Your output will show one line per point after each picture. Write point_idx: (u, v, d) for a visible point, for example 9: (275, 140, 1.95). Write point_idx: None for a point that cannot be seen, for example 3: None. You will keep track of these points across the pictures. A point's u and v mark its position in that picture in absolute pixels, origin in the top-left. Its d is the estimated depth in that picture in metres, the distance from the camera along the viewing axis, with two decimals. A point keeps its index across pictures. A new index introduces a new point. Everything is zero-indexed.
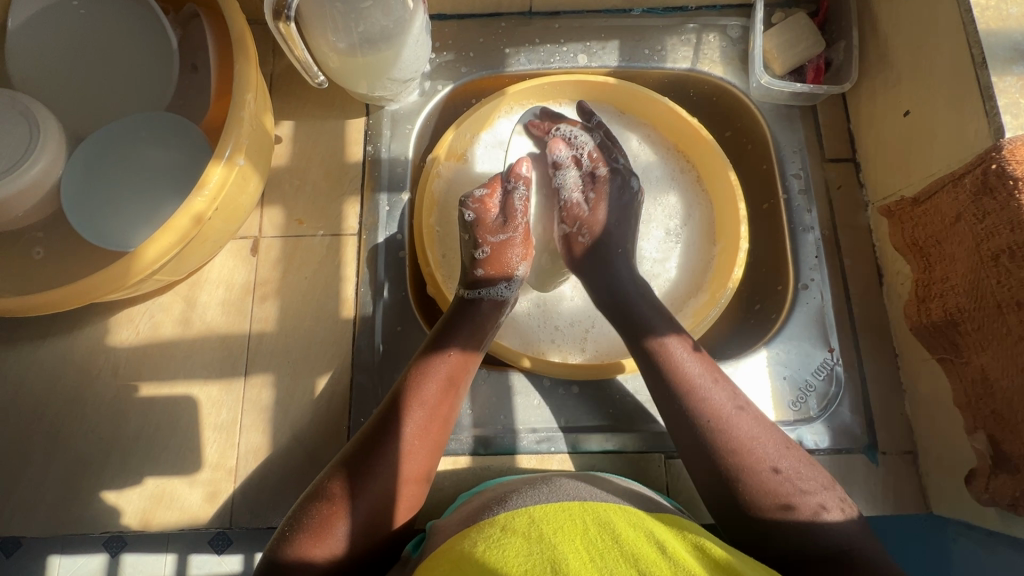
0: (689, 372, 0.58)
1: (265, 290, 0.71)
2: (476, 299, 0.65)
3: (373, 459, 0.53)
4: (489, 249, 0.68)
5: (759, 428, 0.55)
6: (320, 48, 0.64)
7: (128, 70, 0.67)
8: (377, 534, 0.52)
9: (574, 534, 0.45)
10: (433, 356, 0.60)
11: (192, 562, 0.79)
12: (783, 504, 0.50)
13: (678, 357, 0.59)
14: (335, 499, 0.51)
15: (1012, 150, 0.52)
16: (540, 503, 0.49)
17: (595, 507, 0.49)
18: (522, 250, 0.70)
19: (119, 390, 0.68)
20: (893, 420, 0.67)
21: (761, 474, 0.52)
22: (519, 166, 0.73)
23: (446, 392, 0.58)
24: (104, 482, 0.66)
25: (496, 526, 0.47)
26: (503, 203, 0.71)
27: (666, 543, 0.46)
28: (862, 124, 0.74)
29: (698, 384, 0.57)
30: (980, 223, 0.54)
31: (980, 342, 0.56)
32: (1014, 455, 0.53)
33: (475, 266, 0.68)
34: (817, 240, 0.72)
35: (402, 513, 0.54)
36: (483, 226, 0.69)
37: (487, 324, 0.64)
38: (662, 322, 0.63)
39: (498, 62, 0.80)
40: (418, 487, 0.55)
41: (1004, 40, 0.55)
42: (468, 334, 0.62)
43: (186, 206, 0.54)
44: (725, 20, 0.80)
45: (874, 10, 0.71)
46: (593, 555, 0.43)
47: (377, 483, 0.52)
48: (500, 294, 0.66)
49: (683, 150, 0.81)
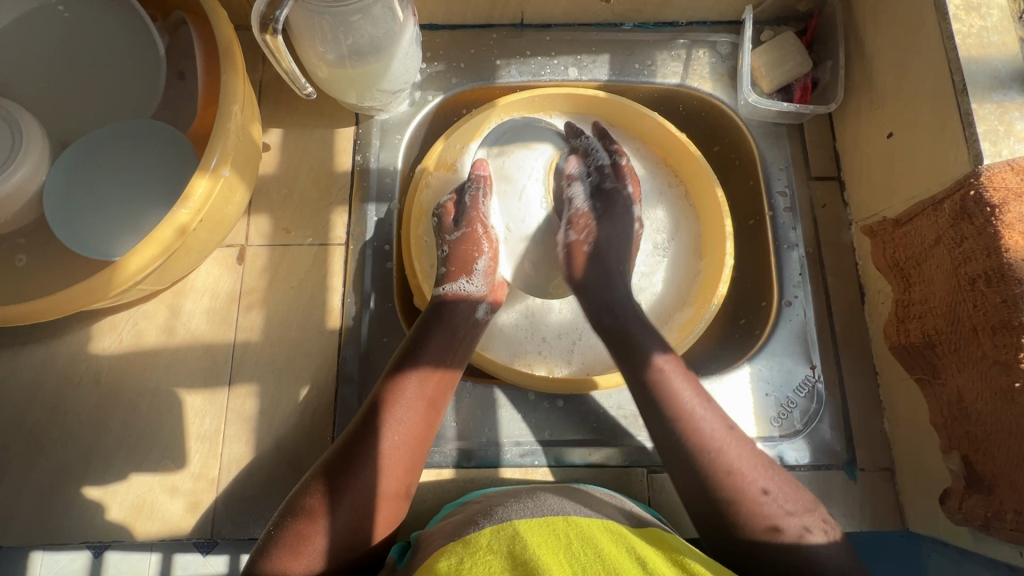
0: (678, 392, 0.57)
1: (251, 299, 0.71)
2: (443, 298, 0.64)
3: (349, 474, 0.52)
4: (449, 248, 0.68)
5: (750, 453, 0.55)
6: (310, 58, 0.64)
7: (114, 76, 0.67)
8: (352, 551, 0.51)
9: (555, 548, 0.46)
10: (426, 369, 0.59)
11: (177, 562, 0.68)
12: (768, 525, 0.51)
13: (668, 379, 0.58)
14: (315, 509, 0.51)
15: (989, 177, 0.53)
16: (525, 516, 0.50)
17: (578, 523, 0.49)
18: (483, 245, 0.68)
19: (100, 398, 0.68)
20: (872, 438, 0.68)
21: (749, 496, 0.52)
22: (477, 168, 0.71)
23: (423, 401, 0.58)
24: (84, 492, 0.66)
25: (480, 537, 0.48)
26: (462, 206, 0.70)
27: (648, 560, 0.46)
28: (847, 143, 0.75)
29: (691, 406, 0.56)
30: (958, 247, 0.56)
31: (956, 364, 0.57)
32: (987, 475, 0.54)
33: (441, 265, 0.68)
34: (801, 258, 0.73)
35: (378, 530, 0.53)
36: (442, 229, 0.69)
37: (461, 327, 0.63)
38: (650, 336, 0.61)
39: (488, 74, 0.80)
40: (398, 500, 0.55)
41: (984, 68, 0.56)
42: (446, 342, 0.61)
43: (169, 218, 0.54)
44: (715, 36, 0.80)
45: (860, 32, 0.71)
46: (576, 567, 0.44)
47: (353, 499, 0.52)
48: (460, 288, 0.65)
49: (672, 165, 0.81)
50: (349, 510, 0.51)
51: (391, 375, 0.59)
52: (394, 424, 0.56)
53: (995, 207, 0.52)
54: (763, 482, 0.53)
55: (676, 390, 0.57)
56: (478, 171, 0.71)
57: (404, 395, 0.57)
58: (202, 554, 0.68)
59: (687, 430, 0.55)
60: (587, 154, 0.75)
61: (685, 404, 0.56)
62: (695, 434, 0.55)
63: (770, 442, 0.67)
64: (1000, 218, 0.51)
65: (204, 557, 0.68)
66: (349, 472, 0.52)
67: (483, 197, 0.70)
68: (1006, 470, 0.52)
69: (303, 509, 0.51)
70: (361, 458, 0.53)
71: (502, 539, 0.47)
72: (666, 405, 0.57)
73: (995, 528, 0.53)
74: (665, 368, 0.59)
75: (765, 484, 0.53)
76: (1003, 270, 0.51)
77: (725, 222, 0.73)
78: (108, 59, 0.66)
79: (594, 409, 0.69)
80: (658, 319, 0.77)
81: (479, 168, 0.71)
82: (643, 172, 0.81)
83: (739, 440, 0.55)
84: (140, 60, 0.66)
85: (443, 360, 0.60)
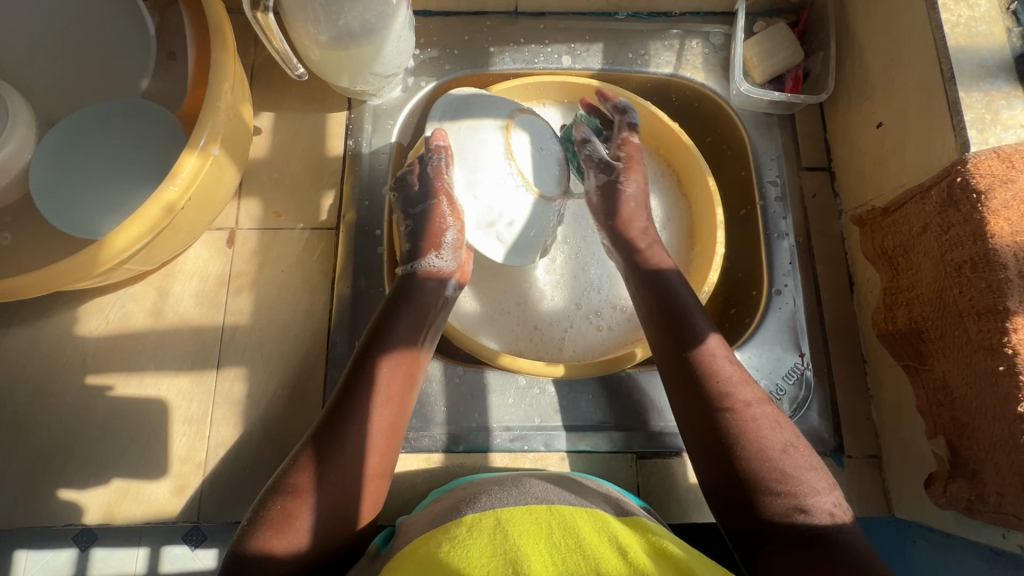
0: (719, 369, 0.58)
1: (240, 282, 0.71)
2: (410, 275, 0.66)
3: (336, 453, 0.52)
4: (415, 223, 0.68)
5: (784, 437, 0.55)
6: (300, 39, 0.63)
7: (102, 55, 0.66)
8: (339, 532, 0.51)
9: (539, 540, 0.44)
10: (403, 348, 0.60)
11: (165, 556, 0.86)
12: (796, 507, 0.50)
13: (711, 358, 0.59)
14: (300, 486, 0.50)
15: (976, 164, 0.53)
16: (508, 504, 0.48)
17: (561, 511, 0.47)
18: (451, 216, 0.68)
19: (86, 381, 0.67)
20: (859, 425, 0.69)
21: (776, 475, 0.52)
22: (436, 137, 0.69)
23: (401, 380, 0.59)
24: (68, 475, 0.65)
25: (463, 526, 0.46)
26: (422, 177, 0.69)
27: (630, 550, 0.44)
28: (837, 134, 0.76)
29: (733, 386, 0.57)
30: (945, 234, 0.56)
31: (942, 350, 0.57)
32: (972, 460, 0.55)
33: (408, 241, 0.68)
34: (792, 247, 0.74)
35: (366, 511, 0.53)
36: (406, 202, 0.69)
37: (428, 300, 0.65)
38: (700, 317, 0.62)
39: (482, 61, 0.80)
40: (379, 480, 0.55)
41: (972, 57, 0.57)
42: (415, 322, 0.62)
43: (157, 195, 0.54)
44: (708, 27, 0.81)
45: (851, 24, 0.72)
46: (557, 559, 0.42)
47: (340, 480, 0.51)
48: (430, 263, 0.66)
49: (664, 154, 0.82)
50: (333, 488, 0.51)
51: (364, 354, 0.59)
52: (375, 403, 0.56)
53: (981, 193, 0.52)
54: (795, 464, 0.53)
55: (712, 367, 0.58)
56: (436, 141, 0.69)
57: (381, 371, 0.58)
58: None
59: (722, 405, 0.56)
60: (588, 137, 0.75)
61: (727, 385, 0.57)
62: (729, 411, 0.55)
63: None
64: (985, 204, 0.52)
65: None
66: (335, 449, 0.52)
67: (445, 165, 0.69)
68: (990, 454, 0.53)
69: (291, 485, 0.50)
70: (346, 435, 0.53)
71: (484, 529, 0.45)
72: (705, 381, 0.57)
73: (979, 511, 0.54)
74: (706, 344, 0.60)
75: (792, 466, 0.53)
76: (988, 255, 0.51)
77: (716, 211, 0.73)
78: (97, 37, 0.65)
79: (584, 395, 0.69)
80: None
81: (439, 137, 0.69)
82: None
83: (775, 426, 0.55)
84: (129, 39, 0.66)
85: (414, 342, 0.62)
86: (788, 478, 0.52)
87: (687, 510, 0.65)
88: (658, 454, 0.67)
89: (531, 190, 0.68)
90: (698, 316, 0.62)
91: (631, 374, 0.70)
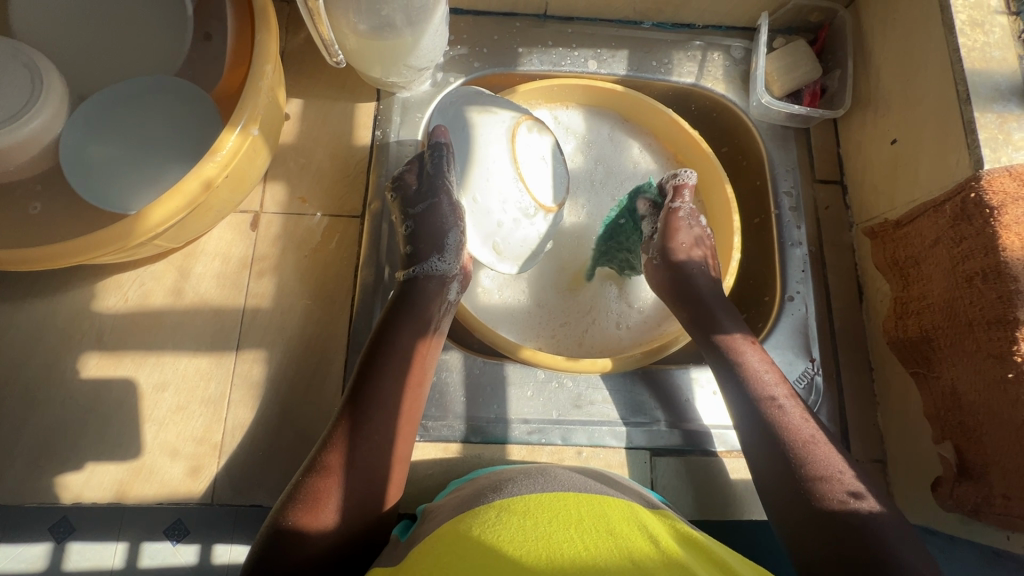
0: (750, 365, 0.62)
1: (263, 265, 0.71)
2: (414, 278, 0.65)
3: (364, 436, 0.54)
4: (415, 224, 0.67)
5: (818, 433, 0.58)
6: (340, 27, 0.64)
7: (138, 32, 0.66)
8: (366, 514, 0.52)
9: (569, 524, 0.44)
10: (417, 332, 0.62)
11: (144, 551, 0.64)
12: (835, 494, 0.53)
13: (742, 354, 0.63)
14: (333, 465, 0.52)
15: (989, 181, 0.56)
16: (534, 491, 0.48)
17: (589, 498, 0.48)
18: (454, 210, 0.67)
19: (102, 357, 0.66)
20: (865, 430, 0.71)
21: (817, 467, 0.55)
22: (438, 135, 0.67)
23: (415, 363, 0.60)
24: (79, 452, 0.64)
25: (492, 509, 0.46)
26: (422, 175, 0.67)
27: (661, 539, 0.44)
28: (851, 150, 0.79)
29: (762, 383, 0.61)
30: (957, 247, 0.58)
31: (952, 358, 0.59)
32: (978, 463, 0.57)
33: (408, 244, 0.67)
34: (804, 255, 0.76)
35: (392, 493, 0.55)
36: (407, 201, 0.67)
37: (430, 301, 0.64)
38: (730, 317, 0.67)
39: (511, 60, 0.81)
40: (403, 463, 0.56)
41: (987, 80, 0.60)
42: (422, 312, 0.63)
43: (196, 170, 0.54)
44: (729, 40, 0.83)
45: (867, 45, 0.75)
46: (588, 542, 0.42)
47: (368, 463, 0.53)
48: (431, 267, 0.65)
49: (683, 161, 0.83)
50: (361, 470, 0.52)
51: (375, 341, 0.61)
52: (394, 387, 0.57)
53: (995, 208, 0.54)
54: (835, 459, 0.56)
55: (752, 368, 0.62)
56: (439, 138, 0.66)
57: (399, 361, 0.59)
58: (171, 543, 0.64)
59: (758, 402, 0.60)
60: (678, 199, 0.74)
61: (764, 384, 0.61)
62: (767, 407, 0.59)
63: None
64: (997, 219, 0.54)
65: (173, 547, 0.64)
66: (362, 430, 0.54)
67: (450, 163, 0.66)
68: (996, 458, 0.55)
69: (321, 467, 0.52)
70: (369, 417, 0.55)
71: (512, 514, 0.45)
72: (743, 380, 0.62)
73: (985, 512, 0.56)
74: (737, 343, 0.64)
75: (830, 459, 0.56)
76: (999, 267, 0.53)
77: (734, 218, 0.75)
78: (135, 15, 0.66)
79: (602, 391, 0.70)
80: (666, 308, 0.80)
81: (440, 134, 0.67)
82: (654, 167, 0.84)
83: (807, 422, 0.59)
84: (167, 19, 0.66)
85: (423, 334, 0.62)
86: (827, 471, 0.55)
87: (700, 505, 0.66)
88: (673, 451, 0.68)
89: (531, 195, 0.66)
90: (727, 314, 0.67)
91: (647, 371, 0.72)
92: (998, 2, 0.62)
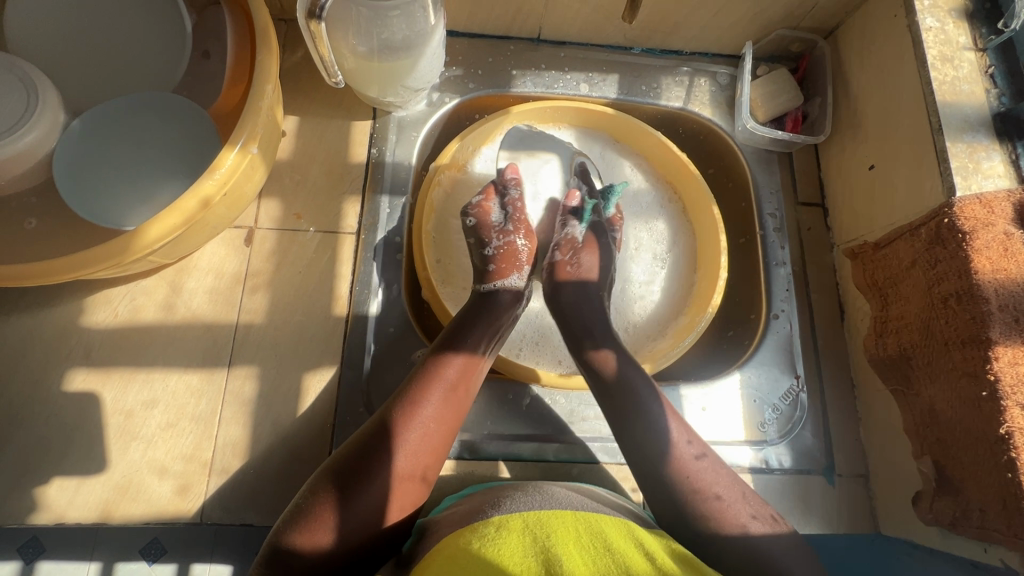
0: (648, 394, 0.61)
1: (256, 281, 0.70)
2: (493, 292, 0.68)
3: (377, 455, 0.52)
4: (497, 246, 0.71)
5: (709, 457, 0.57)
6: (339, 49, 0.65)
7: (135, 50, 0.66)
8: (370, 535, 0.50)
9: (568, 542, 0.44)
10: (462, 355, 0.61)
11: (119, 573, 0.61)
12: (720, 517, 0.53)
13: (637, 383, 0.62)
14: (340, 483, 0.51)
15: (961, 207, 0.59)
16: (535, 507, 0.48)
17: (586, 517, 0.47)
18: (529, 248, 0.73)
19: (89, 373, 0.66)
20: (849, 446, 0.73)
21: (711, 494, 0.54)
22: (506, 172, 0.77)
23: (462, 381, 0.60)
24: (63, 470, 0.63)
25: (491, 525, 0.45)
26: (500, 205, 0.75)
27: (656, 557, 0.45)
28: (831, 173, 0.82)
29: (662, 411, 0.59)
30: (932, 269, 0.61)
31: (929, 375, 0.62)
32: (957, 478, 0.59)
33: (486, 262, 0.71)
34: (788, 275, 0.79)
35: (399, 511, 0.52)
36: (485, 227, 0.73)
37: (499, 318, 0.66)
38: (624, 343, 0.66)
39: (504, 82, 0.83)
40: (421, 484, 0.55)
41: (957, 112, 0.63)
42: (487, 331, 0.64)
43: (195, 188, 0.55)
44: (715, 67, 0.87)
45: (846, 75, 0.79)
46: (587, 560, 0.42)
47: (379, 479, 0.51)
48: (511, 283, 0.70)
49: (672, 183, 0.86)
50: (374, 486, 0.51)
51: (432, 355, 0.61)
52: (428, 407, 0.56)
53: (966, 233, 0.57)
54: (717, 484, 0.55)
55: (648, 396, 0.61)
56: (508, 173, 0.77)
57: (442, 379, 0.58)
58: (148, 563, 0.62)
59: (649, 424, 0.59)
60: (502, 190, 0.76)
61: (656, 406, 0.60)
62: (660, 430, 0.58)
63: (757, 445, 0.72)
64: (969, 244, 0.57)
65: (149, 567, 0.62)
66: (386, 440, 0.53)
67: (520, 199, 0.76)
68: (973, 472, 0.57)
69: (329, 482, 0.51)
70: (394, 430, 0.54)
71: (513, 531, 0.45)
72: (638, 409, 0.60)
73: (962, 525, 0.58)
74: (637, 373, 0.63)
75: (715, 478, 0.55)
76: (972, 289, 0.56)
77: (719, 238, 0.77)
78: (131, 31, 0.66)
79: (593, 407, 0.71)
80: (655, 324, 0.81)
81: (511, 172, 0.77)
82: (643, 188, 0.86)
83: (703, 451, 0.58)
84: (166, 35, 0.66)
85: (479, 349, 0.62)
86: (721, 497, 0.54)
87: None
88: None
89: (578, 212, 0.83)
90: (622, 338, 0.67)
91: None
92: (966, 39, 0.66)
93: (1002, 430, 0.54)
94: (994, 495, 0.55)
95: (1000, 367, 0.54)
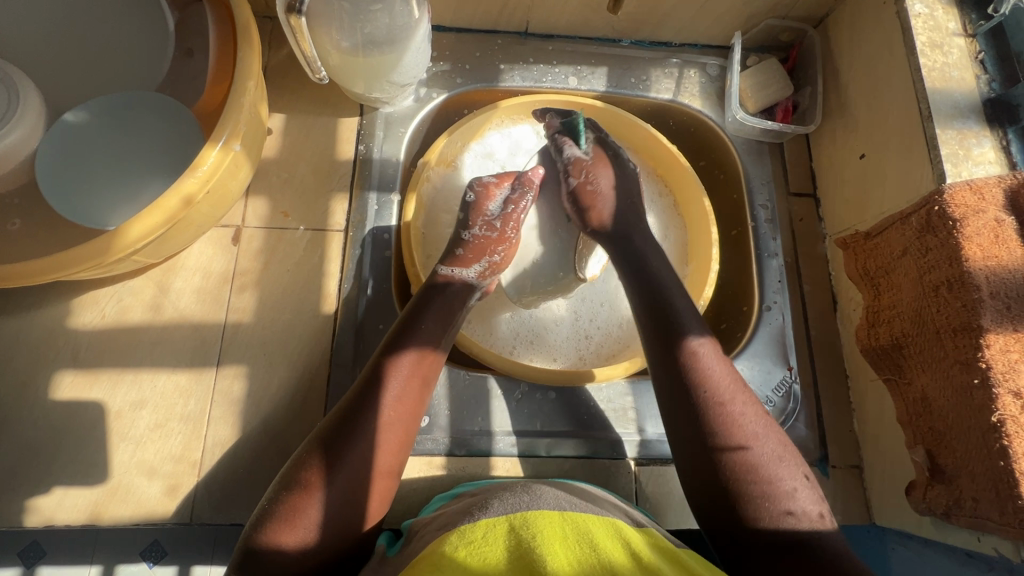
0: (709, 374, 0.57)
1: (244, 280, 0.70)
2: (449, 279, 0.66)
3: (344, 453, 0.51)
4: (475, 235, 0.70)
5: (771, 439, 0.55)
6: (322, 44, 0.65)
7: (117, 49, 0.66)
8: (343, 533, 0.50)
9: (554, 544, 0.43)
10: (419, 347, 0.59)
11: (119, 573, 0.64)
12: (786, 511, 0.51)
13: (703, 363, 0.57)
14: (312, 482, 0.50)
15: (952, 195, 0.58)
16: (523, 508, 0.47)
17: (574, 517, 0.46)
18: (505, 250, 0.71)
19: (77, 375, 0.65)
20: (843, 437, 0.73)
21: (772, 487, 0.52)
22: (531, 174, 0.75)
23: (420, 374, 0.58)
24: (52, 473, 0.62)
25: (477, 529, 0.45)
26: (506, 197, 0.73)
27: (644, 558, 0.44)
28: (822, 163, 0.81)
29: (721, 391, 0.56)
30: (923, 257, 0.60)
31: (922, 364, 0.61)
32: (950, 468, 0.59)
33: (458, 245, 0.70)
34: (780, 266, 0.78)
35: (372, 507, 0.53)
36: (478, 210, 0.71)
37: (455, 308, 0.65)
38: (694, 322, 0.60)
39: (492, 77, 0.83)
40: (390, 478, 0.54)
41: (947, 98, 0.63)
42: (444, 319, 0.63)
43: (177, 186, 0.55)
44: (705, 58, 0.86)
45: (836, 64, 0.78)
46: (573, 561, 0.42)
47: (348, 477, 0.51)
48: (462, 273, 0.67)
49: (662, 176, 0.85)
50: (343, 484, 0.51)
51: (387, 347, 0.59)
52: (390, 400, 0.55)
53: (957, 220, 0.57)
54: (786, 473, 0.53)
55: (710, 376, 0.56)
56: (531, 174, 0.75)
57: (401, 373, 0.57)
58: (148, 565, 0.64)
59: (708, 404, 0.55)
60: (514, 182, 0.74)
61: (718, 385, 0.56)
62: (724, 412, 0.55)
63: None
64: (961, 231, 0.56)
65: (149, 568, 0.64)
66: (349, 437, 0.52)
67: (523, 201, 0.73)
68: (965, 461, 0.57)
69: (298, 484, 0.50)
70: (357, 427, 0.53)
71: (499, 535, 0.44)
72: (699, 389, 0.56)
73: (955, 515, 0.58)
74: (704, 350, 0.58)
75: (782, 468, 0.53)
76: (962, 277, 0.56)
77: (711, 231, 0.77)
78: (113, 30, 0.66)
79: (585, 402, 0.71)
80: None
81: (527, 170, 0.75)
82: None
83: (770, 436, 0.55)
84: (148, 34, 0.66)
85: (437, 340, 0.61)
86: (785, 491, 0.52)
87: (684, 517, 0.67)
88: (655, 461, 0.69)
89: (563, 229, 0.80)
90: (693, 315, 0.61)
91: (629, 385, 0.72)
92: (955, 25, 0.66)
93: (994, 418, 0.53)
94: (987, 484, 0.54)
95: (991, 355, 0.54)
